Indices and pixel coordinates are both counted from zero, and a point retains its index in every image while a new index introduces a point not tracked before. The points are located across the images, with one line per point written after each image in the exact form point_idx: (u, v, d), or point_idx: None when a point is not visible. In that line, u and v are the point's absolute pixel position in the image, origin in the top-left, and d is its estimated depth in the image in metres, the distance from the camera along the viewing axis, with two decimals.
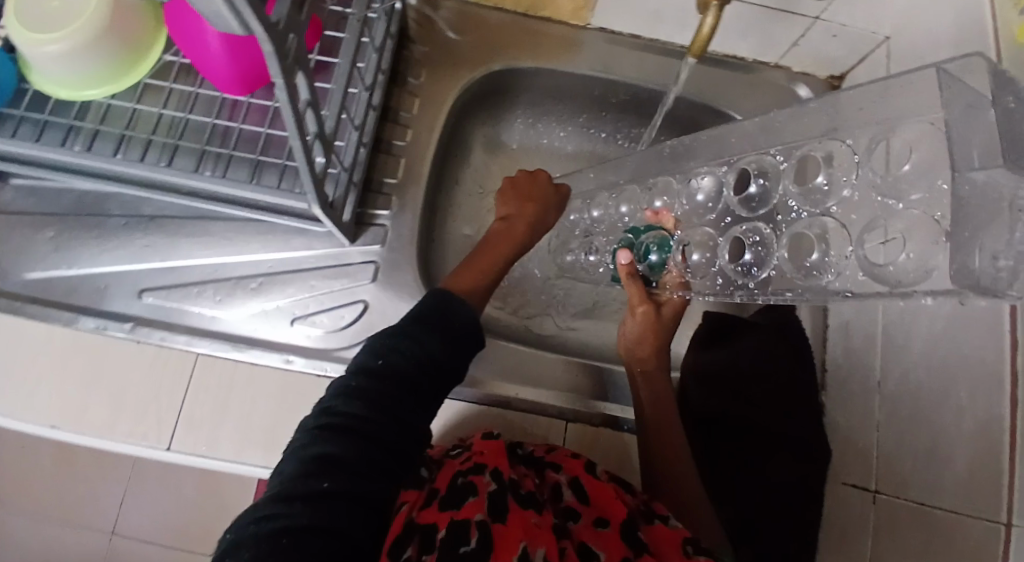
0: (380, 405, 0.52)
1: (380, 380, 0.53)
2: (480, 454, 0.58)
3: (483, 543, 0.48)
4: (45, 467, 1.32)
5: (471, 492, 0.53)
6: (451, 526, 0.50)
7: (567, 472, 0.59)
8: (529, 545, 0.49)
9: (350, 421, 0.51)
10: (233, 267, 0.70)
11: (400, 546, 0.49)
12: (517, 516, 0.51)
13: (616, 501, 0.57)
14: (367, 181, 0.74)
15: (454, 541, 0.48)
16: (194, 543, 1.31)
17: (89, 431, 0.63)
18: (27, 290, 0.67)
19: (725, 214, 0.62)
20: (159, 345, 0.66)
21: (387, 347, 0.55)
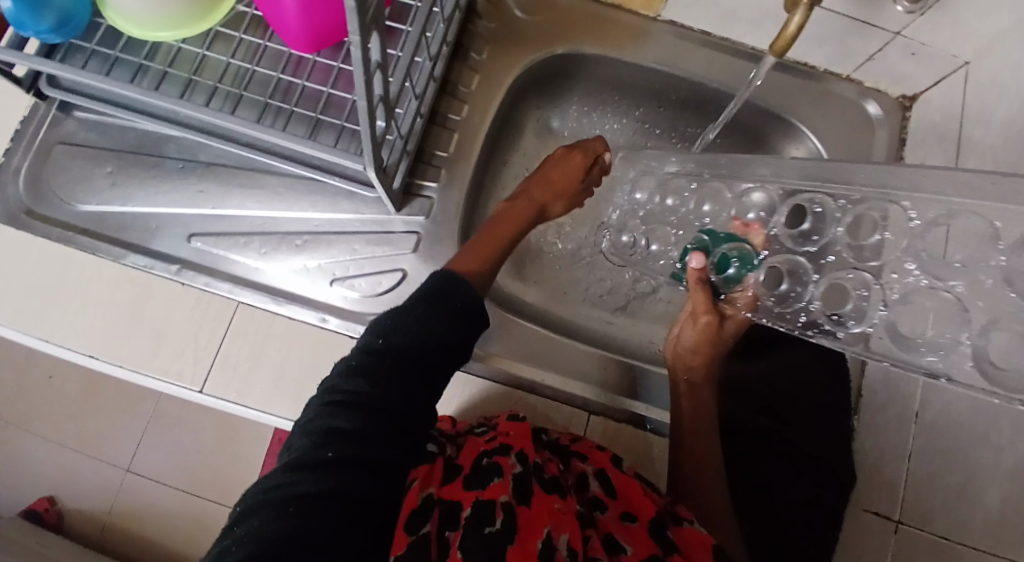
0: (384, 381, 0.53)
1: (384, 357, 0.54)
2: (507, 435, 0.58)
3: (508, 525, 0.49)
4: (73, 397, 1.37)
5: (496, 472, 0.54)
6: (475, 505, 0.51)
7: (593, 463, 0.60)
8: (554, 530, 0.50)
9: (356, 396, 0.52)
10: (280, 222, 0.71)
11: (419, 520, 0.51)
12: (543, 500, 0.52)
13: (644, 497, 0.57)
14: (419, 152, 0.74)
15: (479, 521, 0.49)
16: (203, 489, 1.34)
17: (127, 364, 0.65)
18: (82, 221, 0.69)
19: (828, 250, 0.60)
20: (203, 289, 0.67)
21: (389, 325, 0.55)
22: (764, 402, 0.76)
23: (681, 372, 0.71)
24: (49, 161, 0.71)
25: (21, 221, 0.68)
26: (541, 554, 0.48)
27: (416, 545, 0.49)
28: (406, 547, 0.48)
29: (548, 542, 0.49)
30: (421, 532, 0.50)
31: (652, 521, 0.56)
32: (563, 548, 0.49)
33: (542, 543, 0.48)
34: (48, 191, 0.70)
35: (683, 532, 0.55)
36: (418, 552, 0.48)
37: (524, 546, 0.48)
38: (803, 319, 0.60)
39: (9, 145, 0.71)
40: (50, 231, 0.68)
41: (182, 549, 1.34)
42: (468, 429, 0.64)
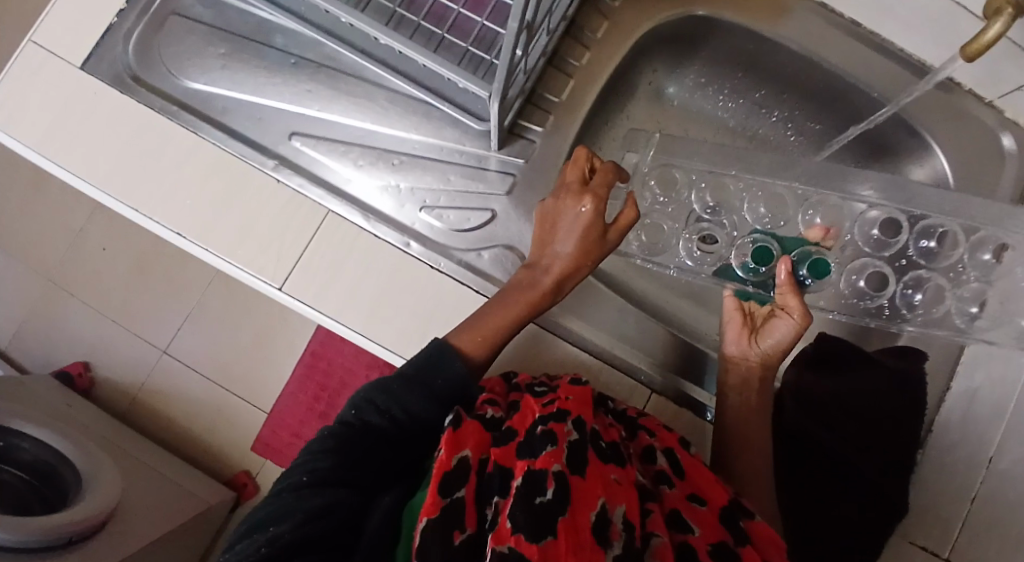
0: (355, 446, 0.55)
1: (357, 426, 0.57)
2: (566, 400, 0.56)
3: (561, 494, 0.46)
4: (122, 272, 1.40)
5: (549, 440, 0.51)
6: (526, 475, 0.48)
7: (660, 441, 0.60)
8: (608, 503, 0.48)
9: (333, 456, 0.54)
10: (380, 138, 0.69)
11: (453, 485, 0.49)
12: (597, 473, 0.50)
13: (715, 484, 0.57)
14: (531, 93, 0.71)
15: (529, 490, 0.46)
16: (230, 383, 1.37)
17: (213, 248, 0.66)
18: (185, 97, 0.68)
19: (901, 256, 0.70)
20: (296, 190, 0.67)
21: (365, 400, 0.58)
22: (831, 417, 0.72)
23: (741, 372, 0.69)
24: (162, 30, 0.70)
25: (127, 86, 0.68)
26: (592, 528, 0.46)
27: (449, 511, 0.47)
28: (440, 512, 0.47)
29: (602, 516, 0.47)
30: (455, 496, 0.48)
31: (723, 508, 0.55)
32: (618, 522, 0.47)
33: (594, 516, 0.46)
34: (156, 60, 0.69)
35: (753, 526, 0.54)
36: (452, 520, 0.46)
37: (578, 519, 0.45)
38: (886, 310, 0.71)
39: (123, 5, 0.69)
40: (154, 102, 0.67)
41: (203, 436, 1.38)
42: (526, 387, 0.62)
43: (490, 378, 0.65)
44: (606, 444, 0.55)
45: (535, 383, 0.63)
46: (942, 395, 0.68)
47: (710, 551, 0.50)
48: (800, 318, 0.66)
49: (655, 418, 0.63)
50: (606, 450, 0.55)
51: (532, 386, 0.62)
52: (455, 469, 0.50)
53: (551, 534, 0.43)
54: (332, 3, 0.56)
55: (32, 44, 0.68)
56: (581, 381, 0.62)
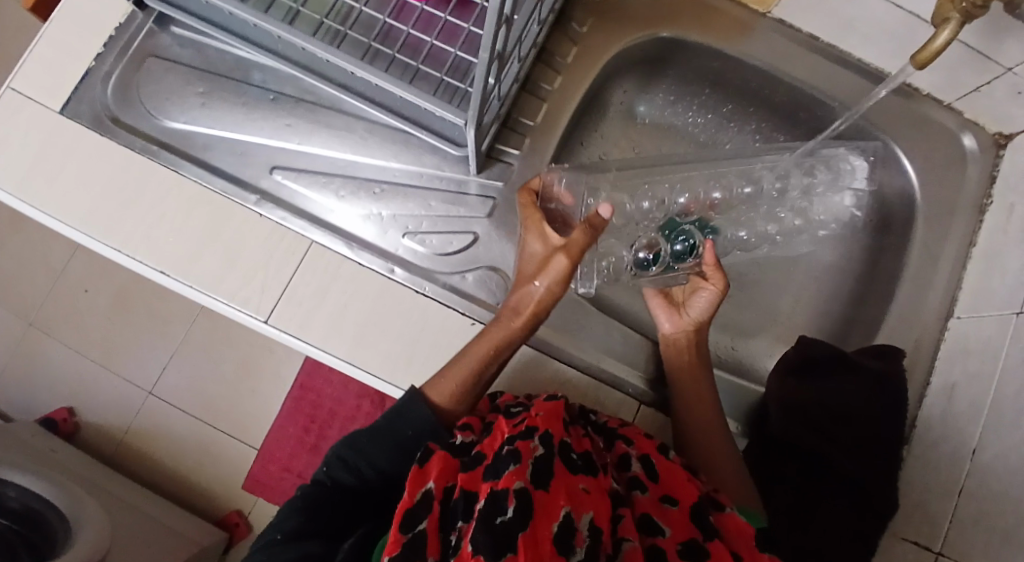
0: (322, 501, 0.57)
1: (326, 484, 0.59)
2: (535, 417, 0.56)
3: (522, 511, 0.47)
4: (106, 311, 1.40)
5: (513, 458, 0.51)
6: (488, 496, 0.48)
7: (637, 448, 0.61)
8: (573, 512, 0.49)
9: (301, 512, 0.56)
10: (361, 168, 0.71)
11: (416, 518, 0.50)
12: (563, 483, 0.51)
13: (687, 485, 0.57)
14: (507, 117, 0.73)
15: (490, 510, 0.47)
16: (219, 420, 1.35)
17: (197, 283, 0.66)
18: (165, 136, 0.69)
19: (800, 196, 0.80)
20: (279, 222, 0.68)
21: (334, 457, 0.60)
22: (817, 422, 0.71)
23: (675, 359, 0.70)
24: (140, 71, 0.71)
25: (106, 127, 0.68)
26: (554, 539, 0.46)
27: (411, 545, 0.48)
28: (399, 547, 0.48)
29: (566, 524, 0.48)
30: (418, 528, 0.49)
31: (692, 505, 0.56)
32: (584, 529, 0.48)
33: (557, 527, 0.47)
34: (135, 100, 0.70)
35: (724, 517, 0.56)
36: (414, 553, 0.48)
37: (539, 533, 0.46)
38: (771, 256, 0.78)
39: (101, 50, 0.71)
40: (133, 141, 0.68)
41: (192, 476, 1.36)
42: (503, 408, 0.63)
43: (480, 401, 0.67)
44: (578, 454, 0.56)
45: (511, 404, 0.63)
46: (921, 392, 0.72)
47: (679, 551, 0.51)
48: (720, 289, 0.69)
49: (633, 426, 0.64)
50: (577, 459, 0.55)
51: (508, 407, 0.63)
52: (419, 503, 0.51)
53: (510, 552, 0.44)
54: (309, 41, 0.58)
55: (10, 90, 0.69)
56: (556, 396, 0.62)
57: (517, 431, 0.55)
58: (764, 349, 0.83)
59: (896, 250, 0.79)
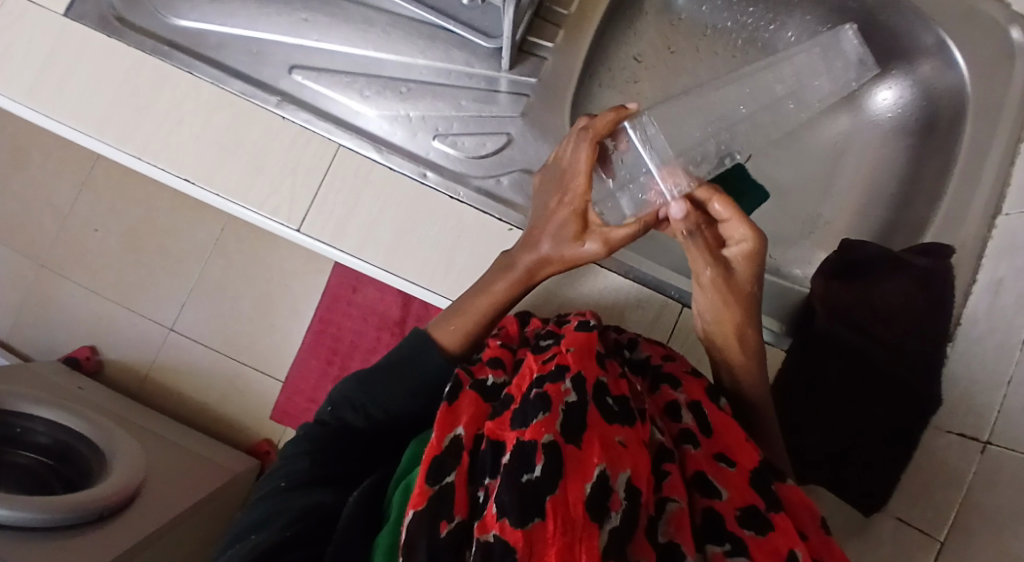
0: (333, 445, 0.55)
1: (339, 424, 0.57)
2: (566, 354, 0.51)
3: (552, 468, 0.42)
4: (117, 249, 1.38)
5: (542, 405, 0.46)
6: (515, 448, 0.44)
7: (686, 393, 0.56)
8: (609, 469, 0.44)
9: (311, 457, 0.54)
10: (387, 66, 0.66)
11: (444, 467, 0.46)
12: (597, 435, 0.46)
13: (745, 443, 0.51)
14: (539, 7, 0.69)
15: (516, 467, 0.43)
16: (239, 353, 1.35)
17: (224, 190, 0.63)
18: (176, 36, 0.65)
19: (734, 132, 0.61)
20: (304, 125, 0.64)
21: (344, 398, 0.58)
22: (856, 319, 0.69)
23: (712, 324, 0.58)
24: None
25: (111, 27, 0.64)
26: (586, 501, 0.42)
27: (439, 496, 0.44)
28: (427, 502, 0.44)
29: (601, 485, 0.43)
30: (446, 480, 0.45)
31: (753, 470, 0.50)
32: (620, 490, 0.43)
33: (591, 488, 0.42)
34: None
35: (787, 489, 0.50)
36: (441, 507, 0.43)
37: (569, 493, 0.42)
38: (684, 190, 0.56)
39: None
40: (144, 42, 0.64)
41: (219, 410, 1.37)
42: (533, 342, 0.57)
43: (507, 319, 0.63)
44: (615, 399, 0.50)
45: (541, 337, 0.57)
46: (967, 289, 0.69)
47: (736, 516, 0.46)
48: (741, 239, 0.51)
49: (682, 364, 0.59)
50: (613, 406, 0.49)
51: (539, 339, 0.57)
52: (448, 449, 0.47)
53: (538, 516, 0.40)
54: None
55: None
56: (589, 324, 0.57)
57: (546, 371, 0.50)
58: (805, 254, 0.80)
59: (945, 146, 0.75)
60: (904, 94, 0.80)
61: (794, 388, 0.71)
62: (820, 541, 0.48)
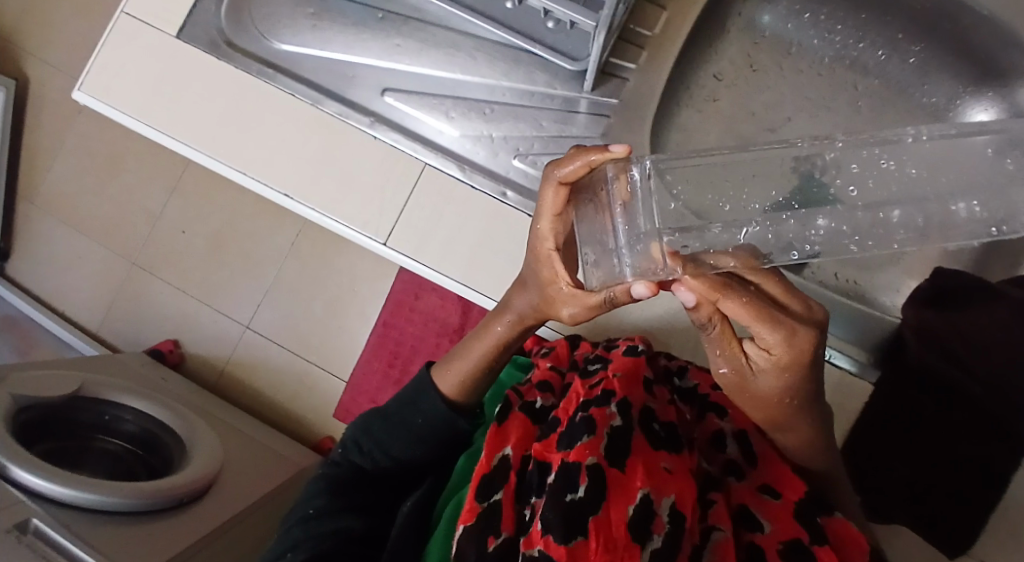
0: (358, 479, 0.59)
1: (362, 458, 0.60)
2: (612, 379, 0.56)
3: (595, 490, 0.45)
4: (202, 250, 1.46)
5: (587, 428, 0.50)
6: (561, 469, 0.47)
7: (732, 422, 0.59)
8: (653, 493, 0.46)
9: (337, 488, 0.57)
10: (472, 88, 0.68)
11: (493, 484, 0.50)
12: (641, 459, 0.49)
13: (792, 475, 0.52)
14: (623, 28, 0.69)
15: (562, 487, 0.46)
16: (309, 353, 1.41)
17: (319, 205, 0.68)
18: (278, 59, 0.69)
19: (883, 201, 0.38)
20: (393, 145, 0.68)
21: (363, 433, 0.61)
22: (949, 351, 0.64)
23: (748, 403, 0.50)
24: None
25: (222, 52, 0.69)
26: (629, 522, 0.44)
27: (488, 513, 0.48)
28: (477, 517, 0.47)
29: (644, 508, 0.45)
30: (493, 498, 0.49)
31: (799, 502, 0.50)
32: (664, 514, 0.45)
33: (633, 510, 0.45)
34: (245, 23, 0.70)
35: (834, 521, 0.50)
36: (489, 523, 0.47)
37: (612, 515, 0.44)
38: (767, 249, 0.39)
39: None
40: (250, 65, 0.69)
41: (287, 406, 1.43)
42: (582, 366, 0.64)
43: (558, 343, 0.73)
44: (660, 425, 0.54)
45: (591, 362, 0.65)
46: None
47: (780, 551, 0.47)
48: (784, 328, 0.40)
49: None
50: (659, 432, 0.53)
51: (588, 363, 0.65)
52: (496, 468, 0.51)
53: (582, 535, 0.43)
54: None
55: (124, 16, 0.72)
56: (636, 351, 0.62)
57: (593, 396, 0.55)
58: (893, 281, 0.77)
59: None
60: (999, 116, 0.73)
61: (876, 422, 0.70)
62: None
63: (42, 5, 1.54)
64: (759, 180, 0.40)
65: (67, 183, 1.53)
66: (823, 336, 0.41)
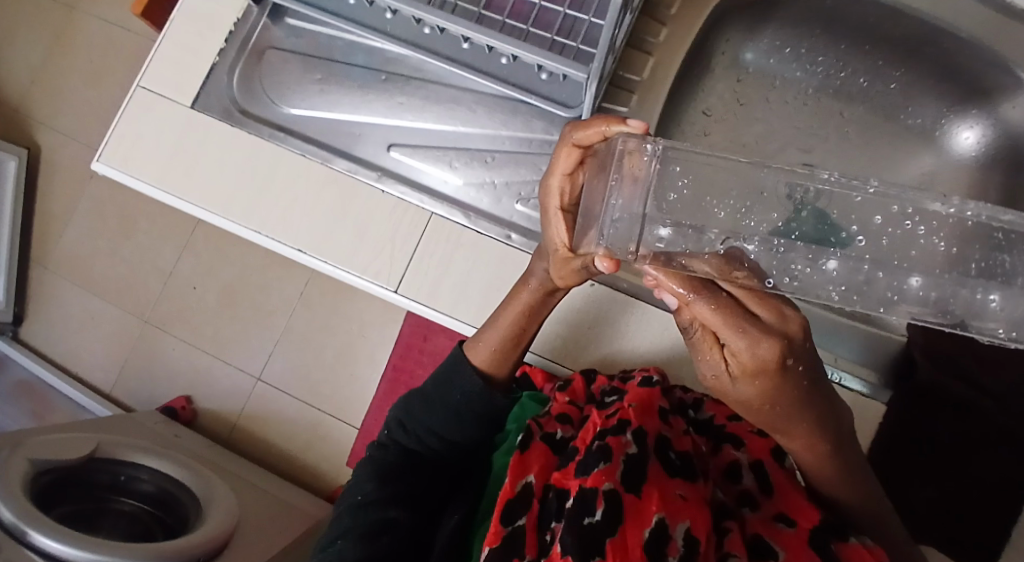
0: (402, 469, 0.63)
1: (405, 452, 0.65)
2: (628, 409, 0.58)
3: (611, 514, 0.49)
4: (213, 305, 1.49)
5: (604, 458, 0.53)
6: (578, 494, 0.51)
7: (748, 452, 0.60)
8: (668, 519, 0.49)
9: (384, 476, 0.62)
10: (473, 139, 0.72)
11: (516, 511, 0.54)
12: (656, 488, 0.52)
13: (805, 505, 0.54)
14: (613, 75, 0.73)
15: (580, 510, 0.50)
16: (321, 402, 1.41)
17: (331, 257, 0.71)
18: (290, 123, 0.73)
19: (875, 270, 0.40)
20: (400, 197, 0.71)
21: (402, 423, 0.66)
22: (956, 365, 0.66)
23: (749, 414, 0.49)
24: (261, 63, 0.75)
25: (235, 119, 0.74)
26: (644, 546, 0.48)
27: (511, 536, 0.52)
28: (501, 540, 0.51)
29: (659, 531, 0.49)
30: (517, 523, 0.53)
31: (811, 530, 0.52)
32: (678, 539, 0.48)
33: (648, 535, 0.48)
34: (257, 92, 0.75)
35: (848, 549, 0.50)
36: (514, 545, 0.51)
37: (627, 539, 0.48)
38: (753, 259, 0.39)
39: (223, 44, 0.76)
40: (262, 130, 0.73)
41: (301, 456, 1.43)
42: (600, 399, 0.65)
43: (576, 376, 0.70)
44: (676, 454, 0.56)
45: (606, 393, 0.64)
46: None
47: None
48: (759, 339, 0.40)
49: (746, 424, 0.63)
50: (674, 460, 0.55)
51: (605, 396, 0.64)
52: (519, 493, 0.54)
53: (598, 555, 0.47)
54: (429, 11, 0.61)
55: (140, 89, 0.77)
56: (653, 382, 0.62)
57: (609, 425, 0.57)
58: None
59: None
60: (986, 134, 0.76)
61: (891, 442, 0.68)
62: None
63: (57, 79, 1.62)
64: (762, 199, 0.40)
65: (80, 246, 1.57)
66: (797, 345, 0.41)
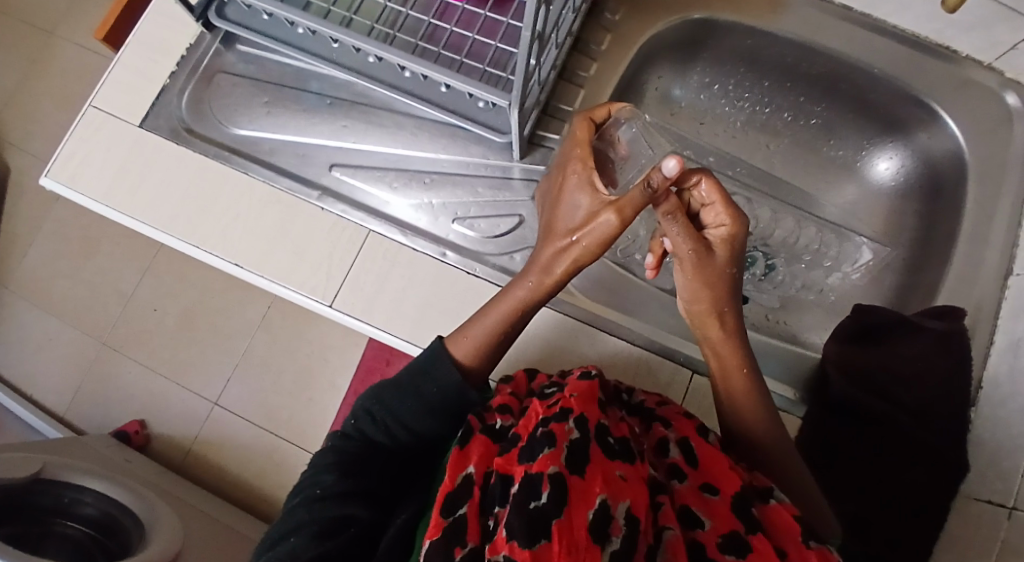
0: (362, 462, 0.59)
1: (367, 443, 0.60)
2: (570, 398, 0.55)
3: (557, 496, 0.46)
4: (173, 328, 1.49)
5: (549, 442, 0.50)
6: (523, 480, 0.48)
7: (676, 431, 0.60)
8: (610, 499, 0.47)
9: (343, 470, 0.58)
10: (413, 160, 0.75)
11: (458, 502, 0.50)
12: (599, 469, 0.50)
13: (728, 471, 0.54)
14: (547, 105, 0.77)
15: (525, 495, 0.47)
16: (277, 427, 1.40)
17: (270, 274, 0.72)
18: (235, 142, 0.76)
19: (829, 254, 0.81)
20: (340, 215, 0.73)
21: (365, 413, 0.62)
22: (874, 383, 0.70)
23: (698, 309, 0.60)
24: (210, 86, 0.78)
25: (181, 138, 0.76)
26: (589, 526, 0.45)
27: (453, 527, 0.48)
28: (443, 530, 0.48)
29: (602, 513, 0.46)
30: (459, 512, 0.49)
31: (736, 496, 0.52)
32: (620, 518, 0.46)
33: (593, 515, 0.46)
34: (206, 113, 0.78)
35: (770, 510, 0.52)
36: (455, 534, 0.48)
37: (575, 519, 0.45)
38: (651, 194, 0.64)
39: (174, 67, 0.79)
40: (207, 149, 0.76)
41: (256, 484, 1.40)
42: (538, 390, 0.63)
43: (517, 376, 0.69)
44: (615, 440, 0.54)
45: (546, 386, 0.63)
46: (986, 348, 0.69)
47: (718, 544, 0.49)
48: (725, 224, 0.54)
49: (675, 407, 0.63)
50: (614, 445, 0.53)
51: (543, 388, 0.63)
52: (460, 486, 0.51)
53: (544, 538, 0.44)
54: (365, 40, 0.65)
55: (90, 109, 0.79)
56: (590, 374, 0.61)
57: (551, 413, 0.54)
58: (821, 321, 0.82)
59: (950, 212, 0.77)
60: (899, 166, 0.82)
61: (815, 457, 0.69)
62: (816, 557, 0.49)
63: (27, 106, 1.64)
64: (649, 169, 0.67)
65: (42, 269, 1.57)
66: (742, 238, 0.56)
